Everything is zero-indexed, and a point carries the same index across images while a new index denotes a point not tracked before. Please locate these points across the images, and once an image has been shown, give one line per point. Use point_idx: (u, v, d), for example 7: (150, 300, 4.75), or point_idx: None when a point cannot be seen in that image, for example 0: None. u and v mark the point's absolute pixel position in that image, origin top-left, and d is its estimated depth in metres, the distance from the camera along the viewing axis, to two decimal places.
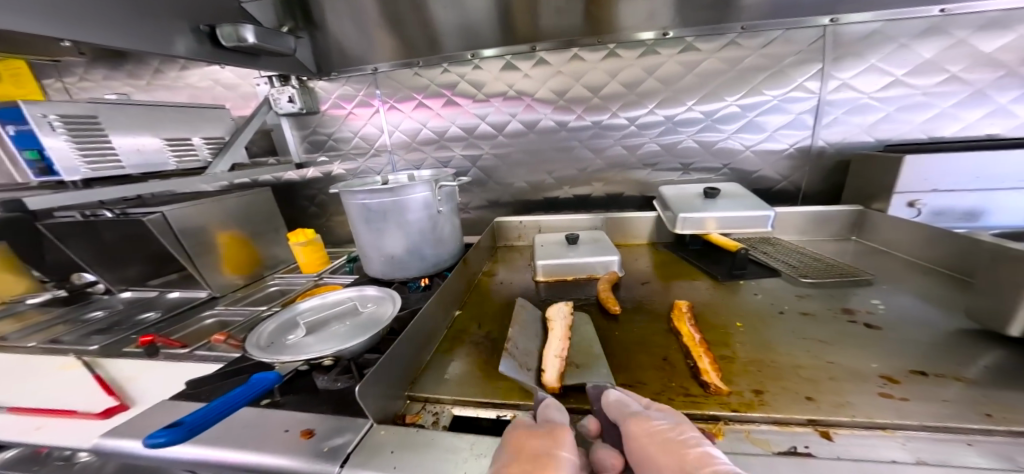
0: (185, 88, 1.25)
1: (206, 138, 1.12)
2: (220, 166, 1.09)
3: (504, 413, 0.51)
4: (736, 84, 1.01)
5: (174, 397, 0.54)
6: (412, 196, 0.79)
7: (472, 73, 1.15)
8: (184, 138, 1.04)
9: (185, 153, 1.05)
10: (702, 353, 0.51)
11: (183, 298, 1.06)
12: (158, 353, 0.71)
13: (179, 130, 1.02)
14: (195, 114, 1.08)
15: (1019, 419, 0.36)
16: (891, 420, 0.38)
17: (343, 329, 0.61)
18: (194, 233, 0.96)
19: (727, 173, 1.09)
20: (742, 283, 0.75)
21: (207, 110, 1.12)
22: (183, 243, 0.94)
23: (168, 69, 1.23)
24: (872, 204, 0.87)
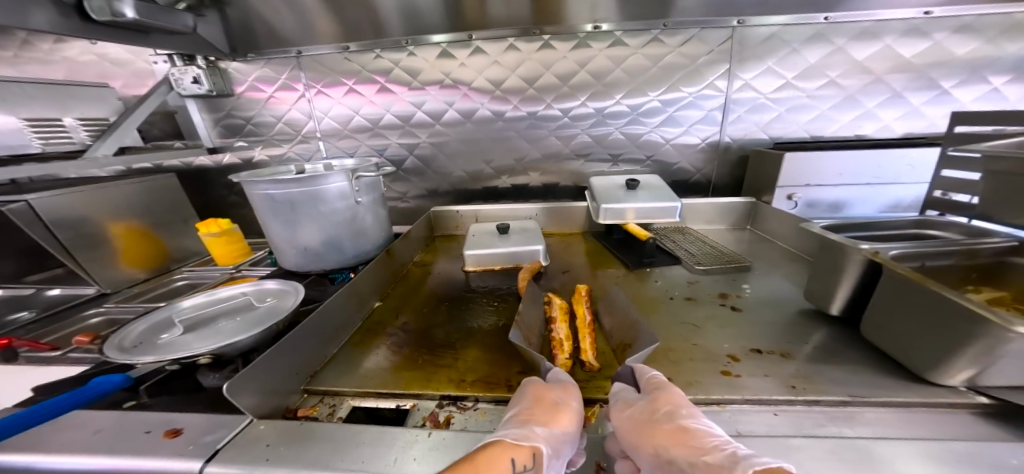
0: (65, 62, 1.09)
1: (83, 118, 0.99)
2: (102, 149, 0.97)
3: (403, 403, 0.53)
4: (659, 81, 1.06)
5: (19, 403, 0.48)
6: (327, 187, 0.76)
7: (407, 59, 1.12)
8: (51, 117, 0.92)
9: (55, 134, 0.94)
10: (585, 334, 0.59)
11: (66, 296, 0.94)
12: (18, 358, 0.62)
13: (45, 107, 0.91)
14: (63, 91, 0.95)
15: (817, 389, 0.44)
16: (724, 396, 0.44)
17: (230, 325, 0.60)
18: (73, 225, 0.86)
19: (651, 164, 1.16)
20: (649, 270, 0.82)
21: (86, 88, 1.00)
22: (58, 234, 0.83)
23: (39, 40, 1.06)
24: (762, 197, 0.98)
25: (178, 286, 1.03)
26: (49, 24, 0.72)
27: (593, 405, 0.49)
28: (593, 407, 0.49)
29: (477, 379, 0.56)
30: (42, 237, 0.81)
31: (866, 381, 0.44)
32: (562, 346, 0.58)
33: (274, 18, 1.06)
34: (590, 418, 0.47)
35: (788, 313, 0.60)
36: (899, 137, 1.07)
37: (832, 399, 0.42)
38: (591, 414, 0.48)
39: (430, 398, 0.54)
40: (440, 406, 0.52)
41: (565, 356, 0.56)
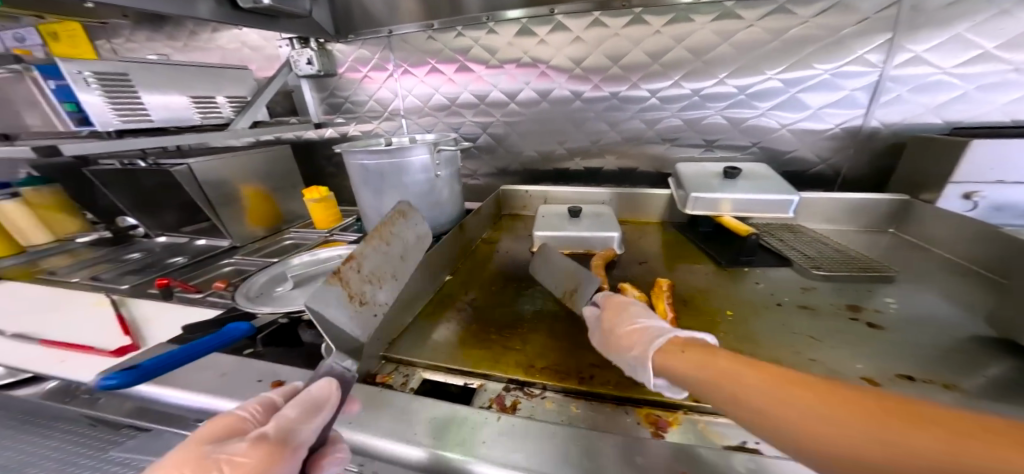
0: (217, 50, 1.30)
1: (230, 97, 1.17)
2: (242, 123, 1.13)
3: (471, 382, 0.53)
4: (780, 56, 0.91)
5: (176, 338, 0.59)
6: (412, 159, 0.80)
7: (486, 37, 1.11)
8: (208, 96, 1.10)
9: (209, 109, 1.11)
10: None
11: (207, 246, 1.13)
12: (173, 296, 0.76)
13: (206, 86, 1.08)
14: (218, 74, 1.12)
15: None
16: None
17: (327, 286, 0.70)
18: (216, 185, 1.02)
19: (754, 152, 1.01)
20: (747, 271, 0.71)
21: (229, 70, 1.15)
22: (206, 192, 1.00)
23: (200, 31, 1.28)
24: (921, 193, 0.79)
25: (286, 244, 1.18)
26: (211, 13, 0.86)
27: (677, 411, 0.45)
28: (676, 413, 0.45)
29: (544, 369, 0.54)
30: (196, 193, 0.99)
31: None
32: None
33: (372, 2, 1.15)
34: (673, 424, 0.44)
35: (941, 338, 0.48)
36: None
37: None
38: (674, 421, 0.44)
39: (498, 380, 0.53)
40: (507, 389, 0.52)
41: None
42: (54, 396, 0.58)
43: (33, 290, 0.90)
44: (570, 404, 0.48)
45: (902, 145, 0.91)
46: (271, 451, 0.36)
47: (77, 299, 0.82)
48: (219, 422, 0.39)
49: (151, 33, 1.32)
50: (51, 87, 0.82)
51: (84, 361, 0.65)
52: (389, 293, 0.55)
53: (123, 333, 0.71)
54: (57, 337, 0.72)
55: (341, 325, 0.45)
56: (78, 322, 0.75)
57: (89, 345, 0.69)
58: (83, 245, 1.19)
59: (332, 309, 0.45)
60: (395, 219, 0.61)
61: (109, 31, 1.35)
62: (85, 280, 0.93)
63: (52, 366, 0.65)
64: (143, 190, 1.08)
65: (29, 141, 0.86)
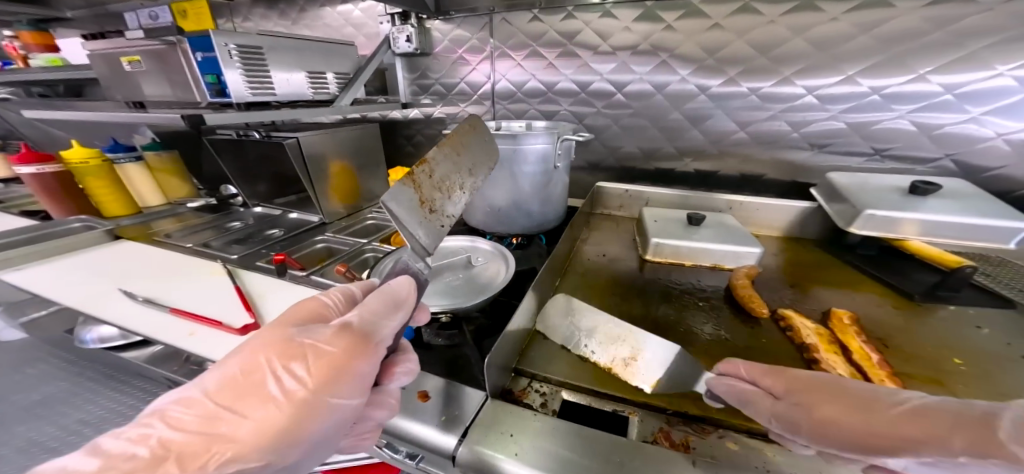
0: (322, 27, 1.33)
1: (338, 74, 1.17)
2: (343, 101, 1.14)
3: (623, 410, 0.46)
4: (1009, 48, 0.71)
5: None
6: (533, 147, 0.73)
7: (599, 21, 1.02)
8: (320, 72, 1.10)
9: (320, 83, 1.11)
10: (883, 377, 0.44)
11: (299, 221, 1.18)
12: (285, 273, 0.81)
13: (318, 62, 1.08)
14: (331, 50, 1.12)
15: None
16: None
17: (456, 283, 0.62)
18: (317, 160, 1.04)
19: (935, 166, 0.84)
20: (943, 309, 0.58)
21: (340, 46, 1.15)
22: (308, 168, 1.03)
23: (309, 7, 1.30)
24: None
25: (369, 224, 1.18)
26: None
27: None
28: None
29: (722, 403, 0.46)
30: (298, 167, 1.01)
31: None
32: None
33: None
34: None
35: None
36: None
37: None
38: None
39: (656, 412, 0.45)
40: (670, 423, 0.44)
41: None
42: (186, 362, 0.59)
43: (153, 252, 0.97)
44: (758, 449, 0.40)
45: None
46: (348, 338, 0.41)
47: (197, 267, 0.88)
48: (306, 304, 0.47)
49: (264, 10, 1.37)
50: (198, 58, 0.84)
51: (212, 336, 0.64)
52: (457, 208, 0.55)
53: (245, 309, 0.70)
54: (180, 304, 0.73)
55: (411, 228, 0.46)
56: (197, 285, 0.80)
57: (216, 318, 0.68)
58: (190, 209, 1.26)
59: (404, 211, 0.46)
60: (466, 133, 0.61)
61: (230, 10, 1.42)
62: (197, 247, 1.00)
63: (183, 338, 0.64)
64: (248, 162, 1.13)
65: (167, 111, 0.89)
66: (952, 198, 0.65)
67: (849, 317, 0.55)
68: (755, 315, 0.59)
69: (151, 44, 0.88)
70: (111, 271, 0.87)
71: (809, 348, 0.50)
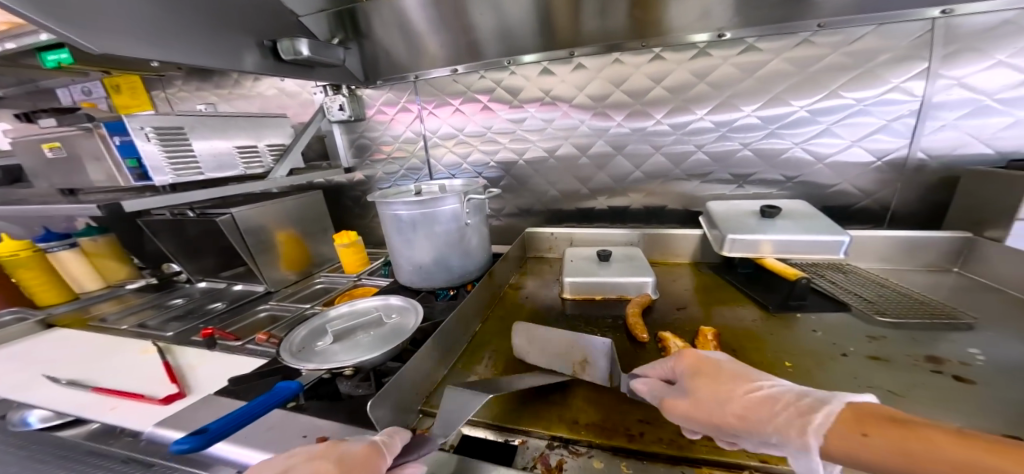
0: (258, 97, 1.41)
1: (271, 144, 1.25)
2: (280, 172, 1.21)
3: (512, 438, 0.50)
4: (809, 89, 0.91)
5: (219, 391, 0.61)
6: (442, 208, 0.81)
7: (508, 79, 1.15)
8: (252, 144, 1.18)
9: (253, 158, 1.19)
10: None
11: (244, 291, 1.20)
12: (215, 345, 0.83)
13: (247, 137, 1.16)
14: (261, 123, 1.21)
15: None
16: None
17: (366, 340, 0.67)
18: (256, 232, 1.08)
19: (792, 186, 1.00)
20: (797, 316, 0.69)
21: (274, 118, 1.26)
22: (247, 241, 1.06)
23: (245, 81, 1.39)
24: (985, 231, 0.77)
25: (316, 289, 1.22)
26: (256, 65, 0.93)
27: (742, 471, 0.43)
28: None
29: (591, 424, 0.50)
30: (237, 241, 1.03)
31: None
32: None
33: (392, 47, 1.20)
34: None
35: None
36: None
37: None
38: None
39: (539, 436, 0.49)
40: (550, 446, 0.48)
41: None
42: (100, 441, 0.60)
43: (85, 336, 0.96)
44: (617, 464, 0.44)
45: (955, 180, 0.89)
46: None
47: (128, 347, 0.88)
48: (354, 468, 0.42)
49: (200, 82, 1.45)
50: (115, 142, 0.88)
51: (134, 409, 0.65)
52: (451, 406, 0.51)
53: (171, 381, 0.71)
54: (104, 383, 0.74)
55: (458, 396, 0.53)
56: (125, 365, 0.81)
57: (140, 392, 0.69)
58: (131, 290, 1.26)
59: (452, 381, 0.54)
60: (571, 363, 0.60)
61: (164, 82, 1.48)
62: (133, 328, 1.00)
63: (102, 414, 0.64)
64: (189, 237, 1.17)
65: (97, 196, 0.93)
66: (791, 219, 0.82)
67: (713, 333, 0.63)
68: (639, 340, 0.67)
69: (67, 130, 0.92)
70: (39, 358, 0.86)
71: None
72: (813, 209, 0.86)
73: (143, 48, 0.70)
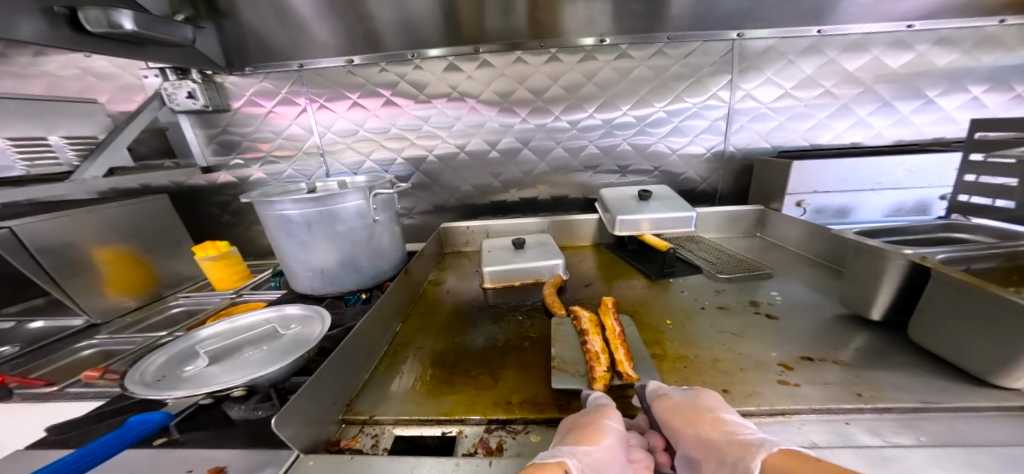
0: (42, 76, 1.01)
1: (70, 136, 0.97)
2: (90, 172, 0.96)
3: (449, 429, 0.50)
4: (663, 92, 1.11)
5: (31, 445, 0.46)
6: (343, 205, 0.74)
7: (413, 73, 1.11)
8: (37, 137, 0.90)
9: (40, 155, 0.92)
10: (618, 345, 0.56)
11: (49, 328, 0.90)
12: (11, 396, 0.60)
13: (30, 127, 0.89)
14: (46, 108, 0.91)
15: (882, 397, 0.45)
16: (790, 406, 0.44)
17: (258, 356, 0.57)
18: (58, 251, 0.81)
19: (659, 175, 1.20)
20: (671, 280, 0.85)
21: (74, 104, 0.98)
22: (44, 261, 0.79)
23: None
24: (770, 204, 1.03)
25: (173, 314, 1.00)
26: (34, 33, 0.68)
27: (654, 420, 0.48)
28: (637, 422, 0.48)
29: (524, 401, 0.53)
30: (28, 266, 0.77)
31: (927, 386, 0.46)
32: (598, 359, 0.55)
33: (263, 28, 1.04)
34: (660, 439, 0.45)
35: (813, 323, 0.61)
36: (890, 143, 1.11)
37: (903, 407, 0.43)
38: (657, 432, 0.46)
39: (476, 423, 0.51)
40: (488, 430, 0.49)
41: (604, 368, 0.52)
42: None
43: None
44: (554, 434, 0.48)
45: (752, 165, 1.16)
46: (604, 409, 0.45)
47: None
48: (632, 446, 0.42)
49: None
50: None
51: None
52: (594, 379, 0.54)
53: None
54: None
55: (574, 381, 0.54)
56: None
57: None
58: None
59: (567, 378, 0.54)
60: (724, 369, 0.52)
61: None
62: None
63: None
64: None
65: None
66: (662, 200, 1.02)
67: (615, 298, 0.69)
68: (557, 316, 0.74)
69: None
70: None
71: (583, 333, 0.60)
72: (674, 192, 1.06)
73: None
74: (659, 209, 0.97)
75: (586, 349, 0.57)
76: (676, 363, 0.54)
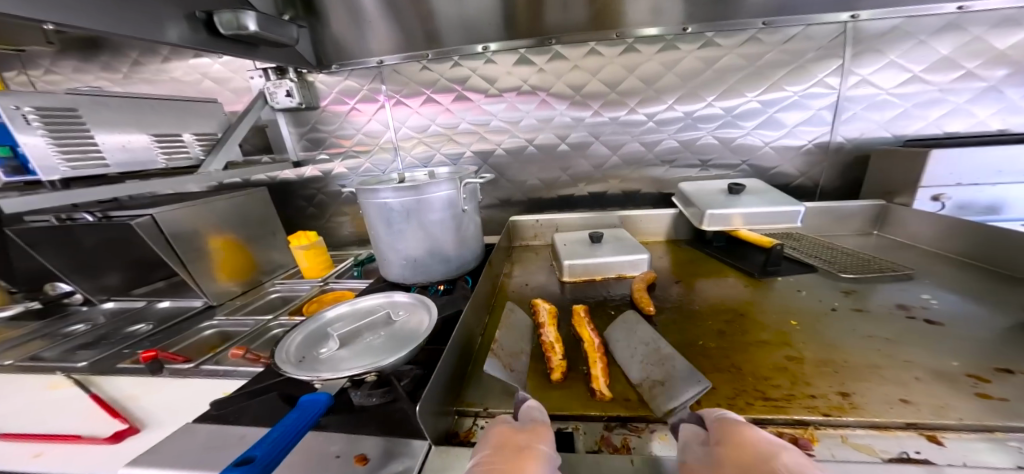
0: (169, 82, 1.19)
1: (197, 134, 1.08)
2: (213, 165, 1.04)
3: (567, 425, 0.47)
4: (755, 80, 1.02)
5: (199, 419, 0.51)
6: (437, 194, 0.75)
7: (484, 67, 1.11)
8: (174, 134, 1.00)
9: (176, 150, 1.01)
10: (596, 360, 0.55)
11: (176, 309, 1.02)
12: (162, 370, 0.68)
13: (167, 125, 0.98)
14: (185, 109, 1.03)
15: None
16: (1000, 422, 0.37)
17: (379, 341, 0.58)
18: (187, 238, 0.91)
19: (745, 169, 1.11)
20: (777, 280, 0.77)
21: (202, 104, 1.09)
22: (177, 250, 0.89)
23: (149, 62, 1.17)
24: (894, 199, 0.91)
25: (272, 299, 1.07)
26: (181, 38, 0.77)
27: (806, 427, 0.40)
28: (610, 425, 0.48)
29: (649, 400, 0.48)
30: (163, 250, 0.86)
31: None
32: (553, 349, 0.60)
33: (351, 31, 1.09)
34: (813, 441, 0.39)
35: (990, 333, 0.52)
36: None
37: None
38: (813, 437, 0.39)
39: (595, 419, 0.48)
40: (609, 428, 0.46)
41: (558, 357, 0.58)
42: None
43: None
44: None
45: (864, 158, 1.04)
46: (536, 428, 0.43)
47: (29, 384, 0.70)
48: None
49: (81, 63, 1.17)
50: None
51: (68, 455, 0.50)
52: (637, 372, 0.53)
53: (112, 416, 0.56)
54: (8, 428, 0.57)
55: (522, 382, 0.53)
56: (24, 405, 0.63)
57: (74, 432, 0.53)
58: (3, 320, 1.06)
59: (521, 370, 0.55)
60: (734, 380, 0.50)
61: (27, 60, 1.18)
62: (24, 361, 0.82)
63: (23, 463, 0.49)
64: (84, 249, 0.99)
65: None
66: (755, 194, 0.93)
67: (586, 310, 0.69)
68: (647, 313, 0.68)
69: None
70: None
71: (540, 325, 0.66)
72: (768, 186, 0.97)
73: (27, 5, 0.52)
74: (755, 204, 0.89)
75: (542, 341, 0.63)
76: (831, 369, 0.48)
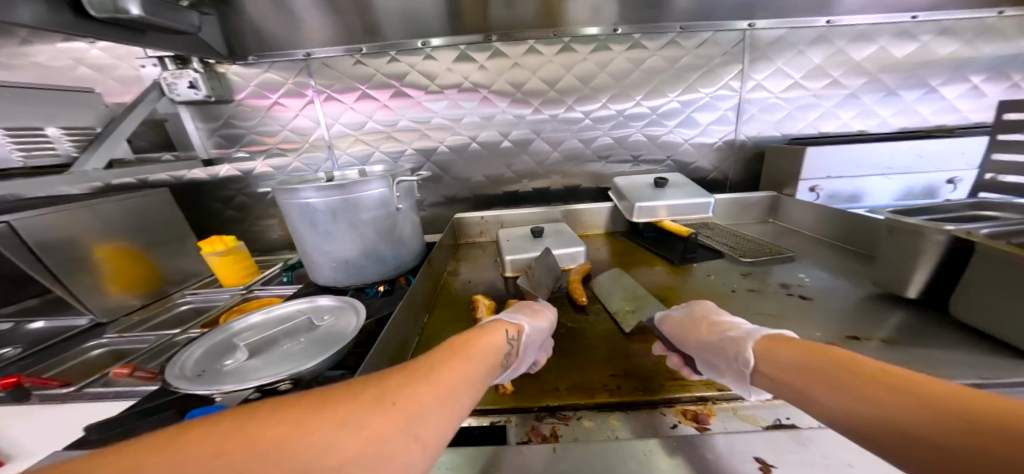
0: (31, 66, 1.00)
1: (68, 128, 0.91)
2: (91, 163, 0.89)
3: (499, 419, 0.48)
4: (675, 82, 1.11)
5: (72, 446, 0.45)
6: (368, 193, 0.72)
7: (423, 63, 1.09)
8: (33, 127, 0.84)
9: (37, 145, 0.85)
10: None
11: (56, 329, 0.87)
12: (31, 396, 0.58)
13: (24, 116, 0.83)
14: (47, 98, 0.87)
15: (940, 372, 0.46)
16: None
17: (296, 348, 0.56)
18: (57, 247, 0.77)
19: (670, 164, 1.21)
20: (694, 266, 0.86)
21: (71, 93, 0.92)
22: (43, 259, 0.75)
23: None
24: (783, 190, 1.05)
25: (183, 311, 0.96)
26: (39, 19, 0.64)
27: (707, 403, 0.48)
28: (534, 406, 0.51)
29: (574, 387, 0.52)
30: (23, 260, 0.72)
31: (976, 362, 0.47)
32: None
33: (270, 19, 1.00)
34: (711, 416, 0.46)
35: (848, 304, 0.63)
36: (895, 131, 1.13)
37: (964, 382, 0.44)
38: (711, 413, 0.46)
39: (527, 410, 0.49)
40: (539, 418, 0.48)
41: None
42: None
43: None
44: (608, 419, 0.47)
45: (762, 154, 1.18)
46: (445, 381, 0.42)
47: None
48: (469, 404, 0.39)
49: None
50: None
51: None
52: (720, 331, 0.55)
53: None
54: None
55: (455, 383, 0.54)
56: None
57: None
58: None
59: None
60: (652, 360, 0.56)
61: None
62: None
63: None
64: None
65: None
66: (677, 187, 1.02)
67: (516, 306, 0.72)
68: (581, 304, 0.73)
69: None
70: None
71: None
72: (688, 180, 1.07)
73: None
74: (677, 196, 0.97)
75: None
76: None
